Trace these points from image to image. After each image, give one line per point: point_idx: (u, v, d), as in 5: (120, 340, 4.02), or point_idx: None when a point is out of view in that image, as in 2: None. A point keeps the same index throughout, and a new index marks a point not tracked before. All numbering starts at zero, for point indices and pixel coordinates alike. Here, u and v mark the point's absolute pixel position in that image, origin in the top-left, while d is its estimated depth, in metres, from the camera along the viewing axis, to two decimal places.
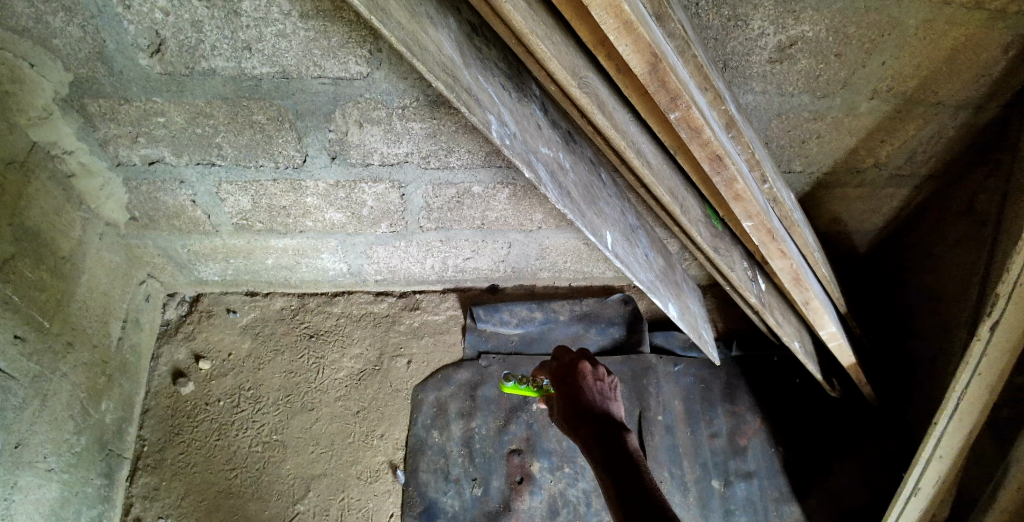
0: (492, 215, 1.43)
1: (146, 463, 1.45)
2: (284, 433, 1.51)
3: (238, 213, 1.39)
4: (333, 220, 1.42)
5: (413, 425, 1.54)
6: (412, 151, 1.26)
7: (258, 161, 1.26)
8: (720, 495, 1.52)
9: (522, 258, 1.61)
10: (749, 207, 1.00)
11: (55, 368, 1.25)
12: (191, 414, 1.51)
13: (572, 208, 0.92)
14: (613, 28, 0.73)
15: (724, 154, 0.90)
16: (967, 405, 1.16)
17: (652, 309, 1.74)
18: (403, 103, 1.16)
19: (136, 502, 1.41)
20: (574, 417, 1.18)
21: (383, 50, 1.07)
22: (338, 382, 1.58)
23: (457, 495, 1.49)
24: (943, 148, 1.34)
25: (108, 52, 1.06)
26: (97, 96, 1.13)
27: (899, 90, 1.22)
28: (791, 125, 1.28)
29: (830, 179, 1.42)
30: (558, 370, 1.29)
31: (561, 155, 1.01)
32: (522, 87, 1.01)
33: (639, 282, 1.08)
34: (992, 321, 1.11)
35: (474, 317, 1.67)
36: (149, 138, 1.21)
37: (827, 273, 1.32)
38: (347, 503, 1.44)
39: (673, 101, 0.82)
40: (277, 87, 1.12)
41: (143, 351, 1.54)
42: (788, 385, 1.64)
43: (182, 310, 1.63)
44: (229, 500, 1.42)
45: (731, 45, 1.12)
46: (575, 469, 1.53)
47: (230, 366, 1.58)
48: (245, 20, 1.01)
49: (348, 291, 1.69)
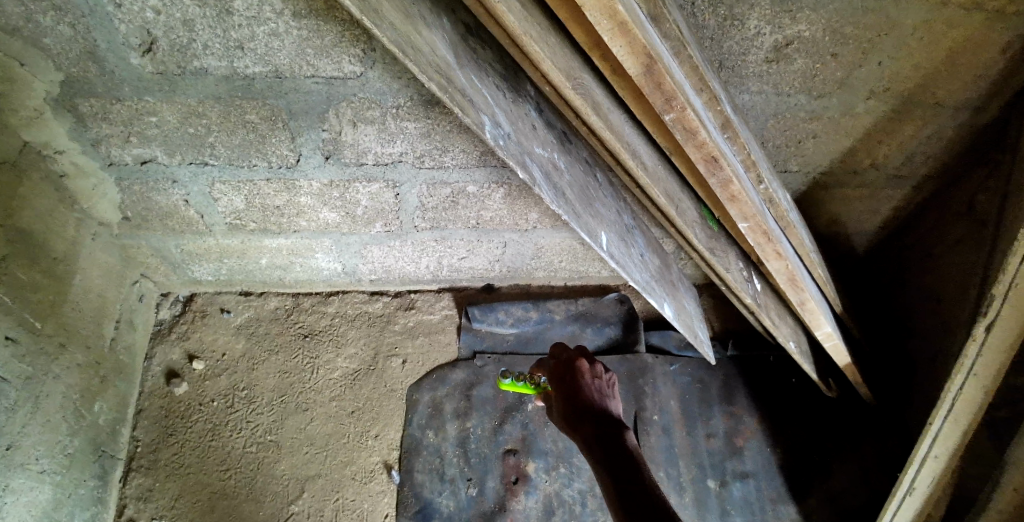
0: (488, 215, 1.43)
1: (140, 464, 1.44)
2: (279, 434, 1.50)
3: (232, 213, 1.38)
4: (327, 219, 1.41)
5: (408, 425, 1.54)
6: (407, 151, 1.25)
7: (252, 161, 1.26)
8: (716, 494, 1.52)
9: (518, 258, 1.61)
10: (745, 209, 0.99)
11: (48, 370, 1.24)
12: (186, 415, 1.51)
13: (567, 209, 0.92)
14: (608, 30, 0.72)
15: (720, 156, 0.90)
16: (962, 405, 1.16)
17: (648, 308, 1.73)
18: (398, 103, 1.15)
19: (130, 503, 1.40)
20: (573, 417, 1.17)
21: (377, 49, 1.06)
22: (333, 382, 1.57)
23: (452, 495, 1.48)
24: (939, 148, 1.33)
25: (99, 52, 1.05)
26: (89, 96, 1.12)
27: (896, 90, 1.22)
28: (787, 125, 1.28)
29: (826, 178, 1.42)
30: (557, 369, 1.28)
31: (556, 155, 1.01)
32: (517, 87, 1.00)
33: (635, 283, 1.08)
34: (987, 322, 1.11)
35: (469, 317, 1.66)
36: (142, 137, 1.20)
37: (823, 273, 1.32)
38: (342, 504, 1.44)
39: (669, 103, 0.81)
40: (270, 87, 1.11)
41: (137, 351, 1.53)
42: (785, 385, 1.64)
43: (176, 310, 1.63)
44: (224, 501, 1.42)
45: (727, 45, 1.12)
46: (571, 469, 1.52)
47: (224, 366, 1.57)
48: (238, 19, 1.00)
49: (343, 291, 1.68)
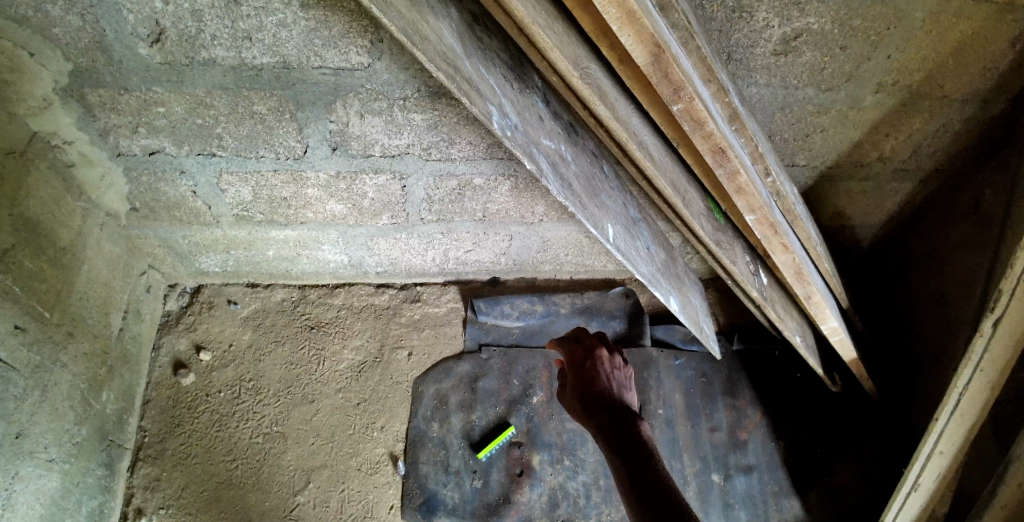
0: (494, 207, 1.43)
1: (147, 453, 1.46)
2: (284, 424, 1.51)
3: (239, 205, 1.39)
4: (333, 211, 1.42)
5: (413, 417, 1.54)
6: (413, 142, 1.25)
7: (259, 152, 1.26)
8: (720, 489, 1.52)
9: (524, 251, 1.60)
10: (752, 201, 0.99)
11: (55, 359, 1.25)
12: (192, 405, 1.52)
13: (573, 201, 0.92)
14: (615, 18, 0.72)
15: (727, 147, 0.90)
16: (969, 399, 1.15)
17: (653, 302, 1.73)
18: (405, 94, 1.15)
19: (137, 492, 1.42)
20: (590, 404, 1.18)
21: (385, 40, 1.06)
22: (339, 373, 1.58)
23: (456, 487, 1.49)
24: (948, 143, 1.33)
25: (108, 42, 1.05)
26: (98, 86, 1.12)
27: (905, 84, 1.21)
28: (795, 118, 1.27)
29: (834, 172, 1.41)
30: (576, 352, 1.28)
31: (563, 147, 1.01)
32: (524, 78, 1.00)
33: (640, 275, 1.08)
34: (994, 317, 1.11)
35: (474, 309, 1.67)
36: (150, 128, 1.21)
37: (830, 268, 1.31)
38: (347, 495, 1.44)
39: (676, 93, 0.81)
40: (278, 77, 1.11)
41: (144, 341, 1.54)
42: (789, 379, 1.64)
43: (183, 301, 1.64)
44: (230, 491, 1.43)
45: (735, 36, 1.11)
46: (575, 461, 1.53)
47: (231, 356, 1.58)
48: (245, 10, 1.01)
49: (349, 283, 1.68)
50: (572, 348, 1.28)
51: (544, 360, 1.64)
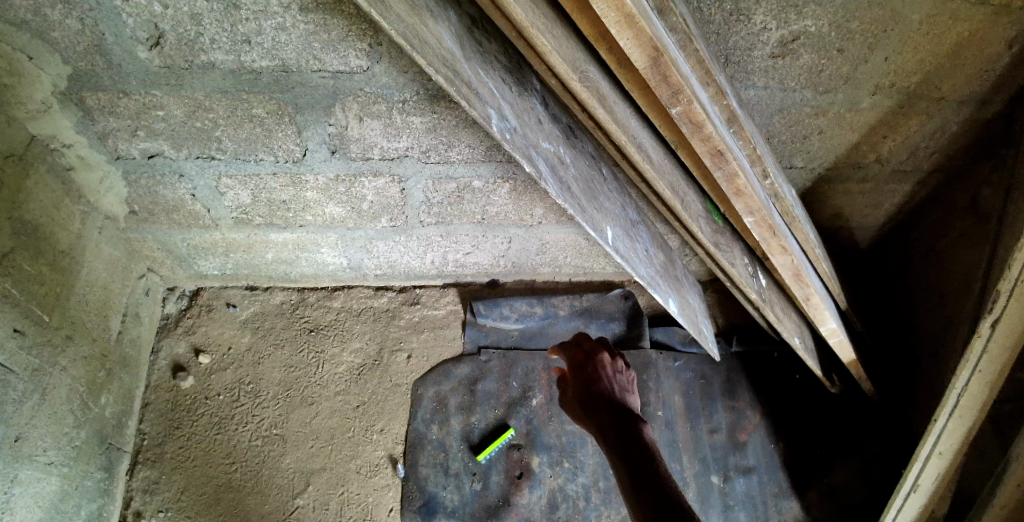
0: (493, 209, 1.43)
1: (146, 457, 1.45)
2: (283, 427, 1.51)
3: (238, 208, 1.39)
4: (333, 214, 1.42)
5: (412, 419, 1.54)
6: (412, 145, 1.25)
7: (258, 155, 1.26)
8: (718, 490, 1.52)
9: (523, 253, 1.61)
10: (751, 203, 0.99)
11: (55, 362, 1.25)
12: (191, 408, 1.51)
13: (573, 203, 0.92)
14: (614, 21, 0.72)
15: (725, 149, 0.90)
16: (968, 400, 1.16)
17: (652, 304, 1.74)
18: (404, 97, 1.15)
19: (137, 496, 1.41)
20: (590, 403, 1.19)
21: (383, 43, 1.06)
22: (338, 376, 1.58)
23: (456, 489, 1.49)
24: (945, 144, 1.33)
25: (107, 45, 1.06)
26: (97, 89, 1.12)
27: (902, 85, 1.22)
28: (793, 120, 1.28)
29: (832, 174, 1.42)
30: (578, 356, 1.30)
31: (562, 149, 1.01)
32: (523, 81, 1.00)
33: (639, 277, 1.08)
34: (993, 317, 1.11)
35: (473, 311, 1.67)
36: (149, 131, 1.21)
37: (828, 269, 1.32)
38: (347, 497, 1.44)
39: (675, 95, 0.81)
40: (277, 81, 1.12)
41: (143, 344, 1.54)
42: (788, 380, 1.64)
43: (181, 304, 1.64)
44: (229, 494, 1.42)
45: (733, 39, 1.12)
46: (574, 464, 1.53)
47: (230, 360, 1.58)
48: (244, 13, 1.01)
49: (348, 285, 1.69)
50: (574, 351, 1.30)
51: (543, 362, 1.64)
